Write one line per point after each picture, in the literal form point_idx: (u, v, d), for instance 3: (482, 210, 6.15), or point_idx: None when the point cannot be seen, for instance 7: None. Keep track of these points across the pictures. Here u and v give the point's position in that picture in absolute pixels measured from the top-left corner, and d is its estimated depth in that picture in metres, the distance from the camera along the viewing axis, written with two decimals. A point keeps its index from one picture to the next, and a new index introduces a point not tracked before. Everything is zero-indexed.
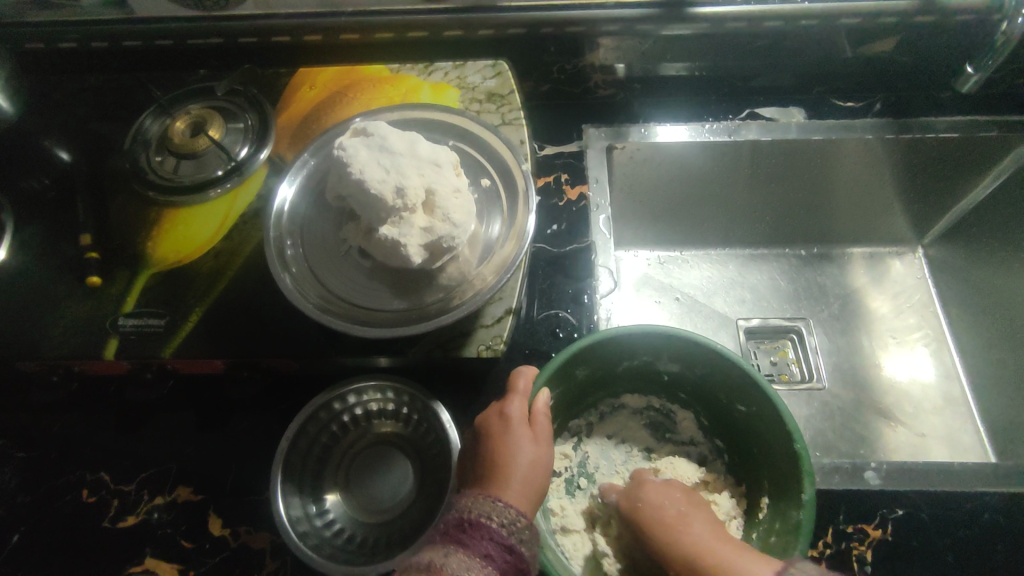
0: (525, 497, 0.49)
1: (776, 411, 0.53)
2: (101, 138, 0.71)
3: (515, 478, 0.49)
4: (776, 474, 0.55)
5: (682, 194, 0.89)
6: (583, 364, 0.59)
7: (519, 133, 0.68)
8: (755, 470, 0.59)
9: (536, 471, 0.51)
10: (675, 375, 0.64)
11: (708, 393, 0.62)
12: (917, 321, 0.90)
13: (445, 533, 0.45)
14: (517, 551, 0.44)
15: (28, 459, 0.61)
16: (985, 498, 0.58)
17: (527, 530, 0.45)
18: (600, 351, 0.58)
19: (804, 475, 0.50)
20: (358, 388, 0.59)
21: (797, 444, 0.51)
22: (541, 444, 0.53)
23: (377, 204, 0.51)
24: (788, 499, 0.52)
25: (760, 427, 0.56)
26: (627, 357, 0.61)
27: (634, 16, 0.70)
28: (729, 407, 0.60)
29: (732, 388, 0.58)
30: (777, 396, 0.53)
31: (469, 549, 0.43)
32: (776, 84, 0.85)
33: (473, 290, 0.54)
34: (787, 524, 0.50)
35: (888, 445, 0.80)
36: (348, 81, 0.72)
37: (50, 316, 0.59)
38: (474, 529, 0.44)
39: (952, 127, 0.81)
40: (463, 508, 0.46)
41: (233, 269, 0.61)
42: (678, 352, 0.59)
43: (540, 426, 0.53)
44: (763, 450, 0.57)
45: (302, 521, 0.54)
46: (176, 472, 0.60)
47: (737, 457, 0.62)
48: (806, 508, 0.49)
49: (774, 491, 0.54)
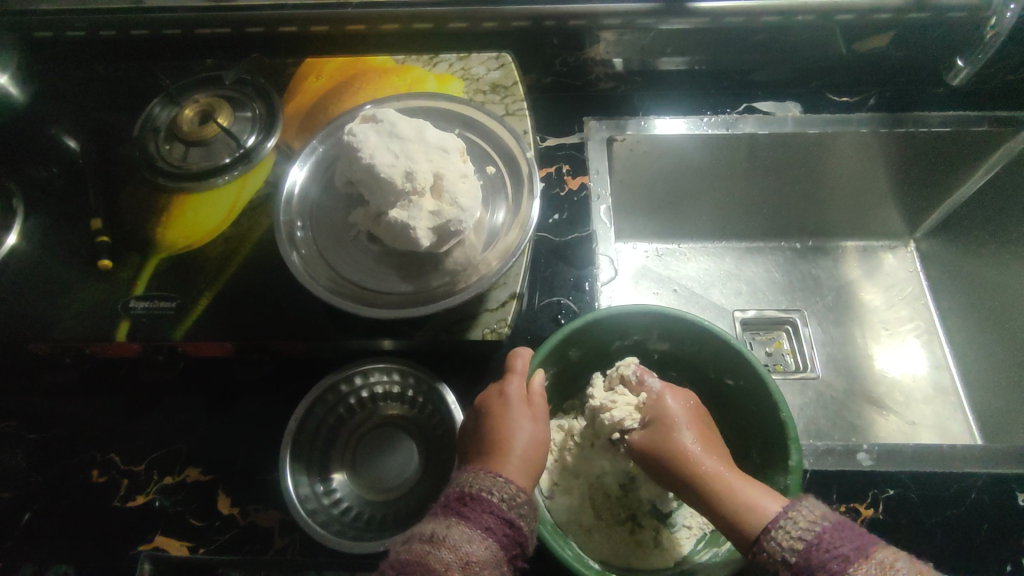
0: (525, 472, 0.50)
1: (763, 385, 0.55)
2: (109, 126, 0.72)
3: (514, 454, 0.50)
4: (764, 443, 0.56)
5: (680, 185, 0.90)
6: (576, 344, 0.60)
7: (523, 123, 0.70)
8: (744, 439, 0.60)
9: (533, 448, 0.52)
10: (666, 354, 0.65)
11: (698, 370, 0.64)
12: (909, 313, 0.92)
13: (447, 505, 0.46)
14: (516, 525, 0.45)
15: (38, 440, 0.62)
16: (972, 478, 0.60)
17: (526, 505, 0.46)
18: (593, 330, 0.60)
19: (791, 443, 0.52)
20: (365, 370, 0.60)
21: (783, 414, 0.53)
22: (539, 422, 0.54)
23: (387, 187, 0.52)
24: (775, 466, 0.53)
25: (749, 400, 0.58)
26: (619, 338, 0.62)
27: (635, 10, 0.71)
28: (718, 382, 0.62)
29: (721, 363, 0.60)
30: (764, 369, 0.55)
31: (470, 521, 0.44)
32: (773, 78, 0.86)
33: (479, 274, 0.55)
34: (775, 489, 0.52)
35: (878, 433, 0.82)
36: (355, 71, 0.73)
37: (62, 300, 0.60)
38: (474, 502, 0.45)
39: (944, 122, 0.83)
40: (463, 483, 0.47)
41: (242, 254, 0.62)
42: (668, 331, 0.61)
43: (538, 406, 0.54)
44: (752, 422, 0.58)
45: (310, 499, 0.55)
46: (185, 453, 0.61)
47: (727, 430, 0.64)
48: (794, 474, 0.51)
49: (763, 461, 0.56)
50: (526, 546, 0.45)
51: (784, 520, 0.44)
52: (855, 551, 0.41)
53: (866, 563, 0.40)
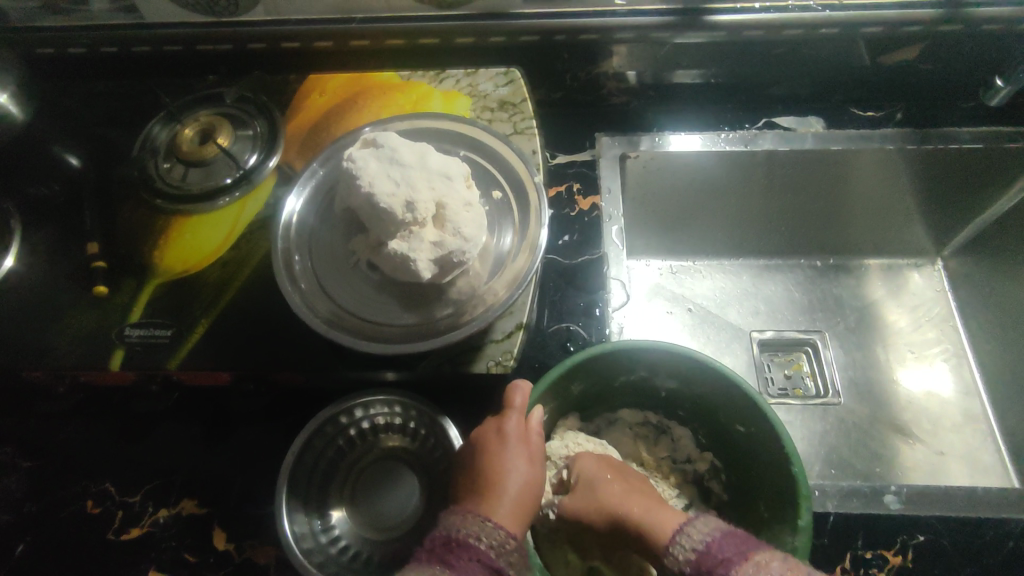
0: (518, 516, 0.47)
1: (774, 434, 0.52)
2: (110, 144, 0.71)
3: (507, 497, 0.48)
4: (772, 495, 0.52)
5: (695, 203, 0.87)
6: (579, 378, 0.57)
7: (531, 143, 0.67)
8: (752, 491, 0.56)
9: (528, 491, 0.50)
10: (674, 391, 0.62)
11: (707, 411, 0.60)
12: (937, 335, 0.88)
13: (431, 551, 0.43)
14: (505, 575, 0.42)
15: (34, 468, 0.60)
16: (1008, 524, 0.56)
17: (515, 553, 0.44)
18: (596, 364, 0.56)
19: (801, 500, 0.48)
20: (365, 401, 0.58)
21: (794, 467, 0.49)
22: (535, 462, 0.52)
23: (387, 217, 0.50)
24: (782, 522, 0.50)
25: (760, 450, 0.54)
26: (624, 372, 0.59)
27: (649, 24, 0.68)
28: (729, 426, 0.58)
29: (731, 407, 0.56)
30: (775, 416, 0.52)
31: (456, 570, 0.41)
32: (795, 92, 0.83)
33: (484, 306, 0.52)
34: (782, 549, 0.48)
35: (905, 463, 0.78)
36: (358, 89, 0.71)
37: (56, 326, 0.59)
38: (461, 549, 0.43)
39: (976, 138, 0.78)
40: (450, 527, 0.44)
41: (241, 279, 0.60)
42: (675, 369, 0.57)
43: (535, 446, 0.52)
44: (762, 472, 0.54)
45: (307, 538, 0.53)
46: (181, 484, 0.59)
47: (735, 477, 0.60)
48: (803, 534, 0.47)
49: (770, 516, 0.52)
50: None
51: (681, 536, 0.47)
52: (735, 558, 0.44)
53: (744, 564, 0.43)
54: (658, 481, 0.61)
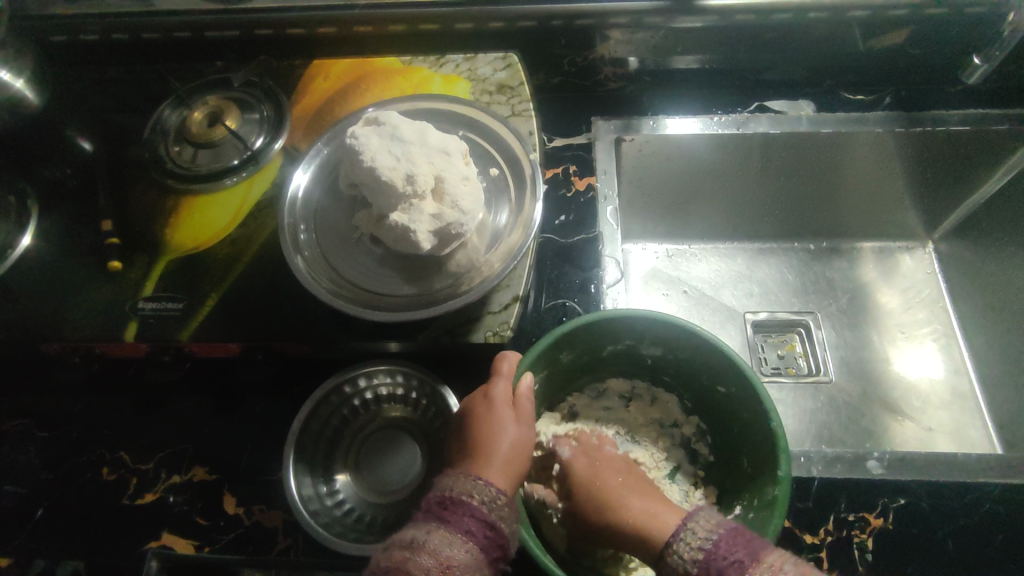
0: (508, 475, 0.50)
1: (754, 393, 0.54)
2: (122, 129, 0.73)
3: (497, 456, 0.50)
4: (754, 453, 0.55)
5: (688, 185, 0.89)
6: (568, 347, 0.59)
7: (529, 124, 0.69)
8: (735, 450, 0.59)
9: (518, 452, 0.52)
10: (658, 359, 0.64)
11: (691, 376, 0.62)
12: (927, 316, 0.90)
13: (427, 510, 0.45)
14: (497, 528, 0.45)
15: (51, 438, 0.63)
16: (985, 488, 0.58)
17: (506, 508, 0.46)
18: (585, 334, 0.59)
19: (782, 454, 0.51)
20: (368, 371, 0.60)
21: (774, 424, 0.52)
22: (523, 426, 0.54)
23: (387, 190, 0.52)
24: (765, 476, 0.52)
25: (741, 410, 0.57)
26: (611, 341, 0.61)
27: (642, 9, 0.70)
28: (711, 389, 0.60)
29: (714, 371, 0.58)
30: (756, 378, 0.54)
31: (451, 525, 0.43)
32: (787, 76, 0.84)
33: (481, 277, 0.55)
34: (763, 499, 0.51)
35: (894, 438, 0.80)
36: (360, 73, 0.73)
37: (72, 300, 0.61)
38: (455, 506, 0.45)
39: (963, 120, 0.80)
40: (444, 486, 0.47)
41: (248, 256, 0.63)
42: (660, 337, 0.60)
43: (523, 409, 0.54)
44: (743, 431, 0.57)
45: (313, 500, 0.55)
46: (192, 453, 0.62)
47: (719, 438, 0.62)
48: (782, 485, 0.49)
49: (753, 474, 0.54)
50: (507, 548, 0.45)
51: (684, 531, 0.46)
52: (747, 559, 0.42)
53: (757, 568, 0.42)
54: (648, 445, 0.64)
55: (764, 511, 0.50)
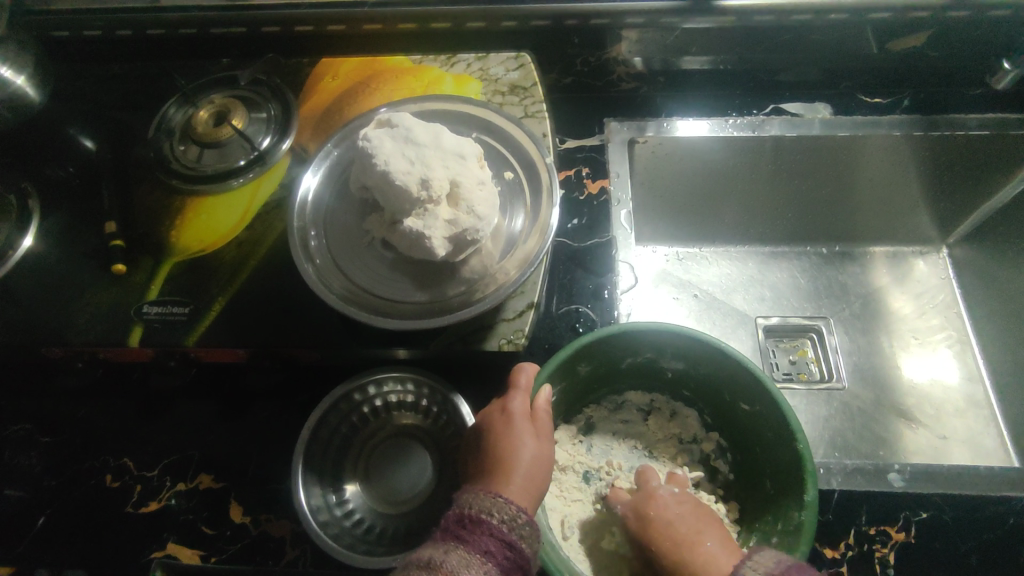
0: (526, 492, 0.49)
1: (779, 411, 0.53)
2: (126, 127, 0.72)
3: (517, 473, 0.49)
4: (778, 472, 0.54)
5: (702, 189, 0.88)
6: (586, 359, 0.58)
7: (542, 126, 0.67)
8: (756, 468, 0.58)
9: (537, 467, 0.51)
10: (679, 372, 0.63)
11: (712, 390, 0.61)
12: (940, 321, 0.89)
13: (445, 530, 0.44)
14: (517, 547, 0.43)
15: (54, 443, 0.62)
16: (1007, 502, 0.57)
17: (527, 526, 0.45)
18: (604, 346, 0.57)
19: (808, 476, 0.49)
20: (379, 378, 0.59)
21: (799, 444, 0.50)
22: (542, 440, 0.53)
23: (401, 196, 0.51)
24: (789, 497, 0.51)
25: (763, 426, 0.55)
26: (631, 354, 0.60)
27: (657, 9, 0.69)
28: (733, 404, 0.59)
29: (737, 387, 0.57)
30: (780, 395, 0.53)
31: (470, 545, 0.42)
32: (803, 78, 0.83)
33: (496, 284, 0.53)
34: (787, 524, 0.50)
35: (907, 446, 0.79)
36: (371, 73, 0.72)
37: (75, 303, 0.60)
38: (473, 525, 0.44)
39: (983, 124, 0.79)
40: (463, 504, 0.46)
41: (255, 259, 0.61)
42: (682, 350, 0.58)
43: (541, 423, 0.53)
44: (766, 449, 0.56)
45: (321, 510, 0.54)
46: (198, 459, 0.60)
47: (740, 455, 0.61)
48: (809, 510, 0.48)
49: (776, 494, 0.53)
50: (529, 568, 0.44)
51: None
52: None
53: None
54: (665, 461, 0.63)
55: (789, 537, 0.49)
